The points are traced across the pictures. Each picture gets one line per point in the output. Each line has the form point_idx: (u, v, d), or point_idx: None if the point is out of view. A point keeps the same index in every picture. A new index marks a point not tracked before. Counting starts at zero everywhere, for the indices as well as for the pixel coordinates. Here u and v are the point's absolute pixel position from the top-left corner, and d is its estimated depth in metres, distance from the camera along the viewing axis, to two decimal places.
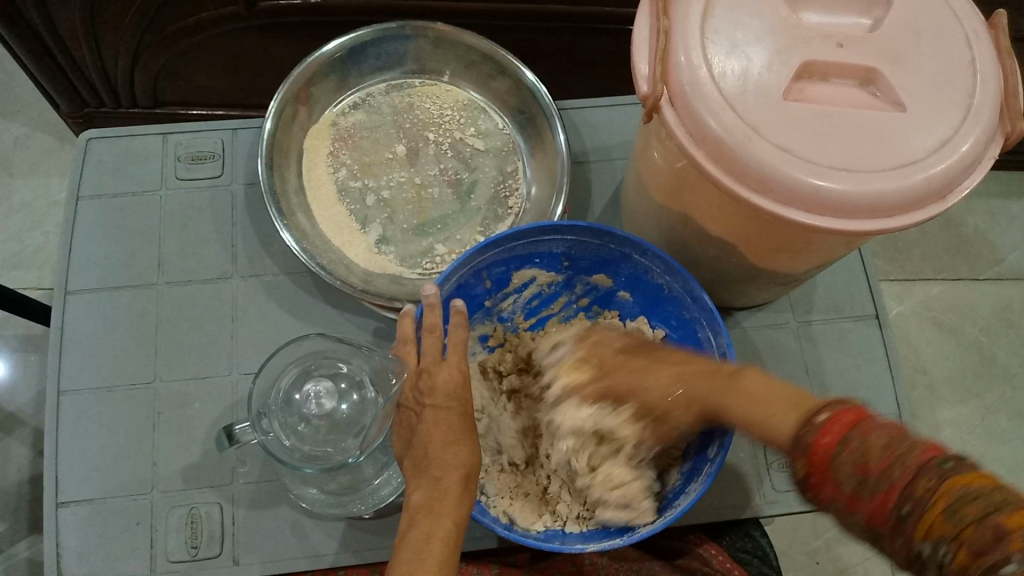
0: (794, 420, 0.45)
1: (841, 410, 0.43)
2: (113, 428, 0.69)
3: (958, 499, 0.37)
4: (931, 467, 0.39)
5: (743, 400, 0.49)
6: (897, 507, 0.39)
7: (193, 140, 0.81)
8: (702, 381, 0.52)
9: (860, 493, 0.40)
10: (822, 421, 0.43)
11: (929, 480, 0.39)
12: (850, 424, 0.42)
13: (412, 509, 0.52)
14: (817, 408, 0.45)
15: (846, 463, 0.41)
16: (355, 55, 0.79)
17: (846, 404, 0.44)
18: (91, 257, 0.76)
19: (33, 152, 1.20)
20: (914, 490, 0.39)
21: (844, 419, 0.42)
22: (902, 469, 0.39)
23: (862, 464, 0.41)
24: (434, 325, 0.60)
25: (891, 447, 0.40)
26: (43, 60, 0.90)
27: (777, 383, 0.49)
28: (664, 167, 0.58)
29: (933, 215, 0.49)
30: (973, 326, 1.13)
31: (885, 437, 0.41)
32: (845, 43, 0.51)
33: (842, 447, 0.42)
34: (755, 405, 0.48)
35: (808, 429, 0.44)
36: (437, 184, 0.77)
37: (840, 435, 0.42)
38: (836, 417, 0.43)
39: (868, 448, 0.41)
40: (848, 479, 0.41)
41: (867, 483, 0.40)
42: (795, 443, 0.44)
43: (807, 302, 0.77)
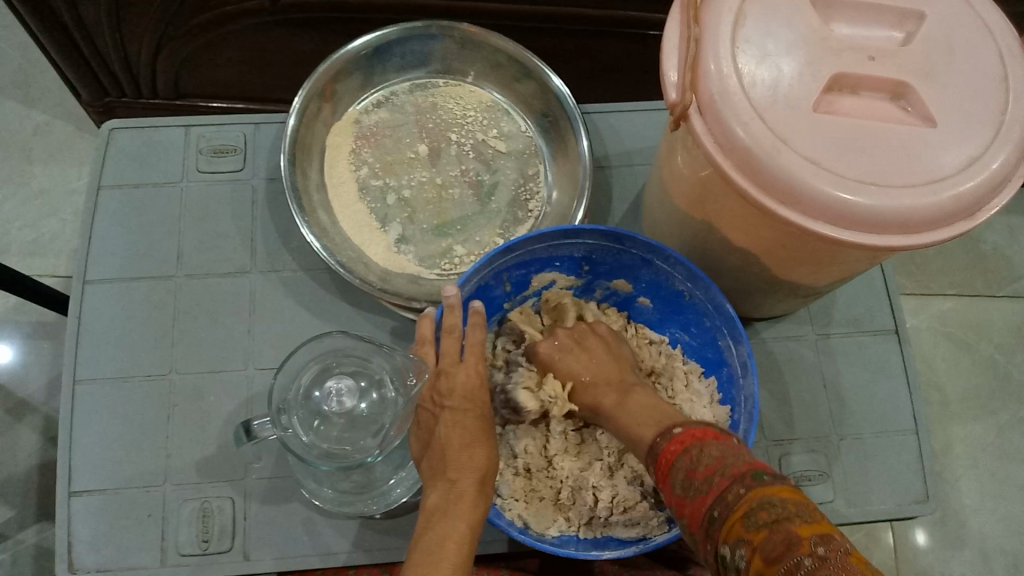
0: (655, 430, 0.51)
1: (696, 426, 0.48)
2: (127, 419, 0.69)
3: (757, 505, 0.40)
4: (747, 478, 0.42)
5: (625, 412, 0.56)
6: (710, 510, 0.43)
7: (216, 133, 0.81)
8: (604, 391, 0.60)
9: (687, 496, 0.45)
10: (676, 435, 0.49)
11: (740, 487, 0.42)
12: (697, 436, 0.47)
13: (427, 511, 0.52)
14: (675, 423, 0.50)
15: (682, 470, 0.46)
16: (381, 54, 0.79)
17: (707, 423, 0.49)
18: (111, 247, 0.76)
19: (53, 139, 1.21)
20: (726, 495, 0.42)
21: (694, 432, 0.48)
22: (723, 476, 0.43)
23: (693, 470, 0.45)
24: (453, 326, 0.60)
25: (721, 459, 0.44)
26: (67, 48, 0.91)
27: (658, 404, 0.56)
28: (688, 175, 0.58)
29: (962, 232, 0.49)
30: (989, 343, 1.12)
31: (719, 450, 0.45)
32: (876, 56, 0.51)
33: (681, 455, 0.47)
34: (629, 411, 0.56)
35: (663, 438, 0.49)
36: (458, 185, 0.77)
37: (686, 444, 0.47)
38: (687, 430, 0.48)
39: (701, 457, 0.45)
40: (680, 482, 0.45)
41: (692, 486, 0.44)
42: (649, 452, 0.50)
43: (826, 315, 0.77)
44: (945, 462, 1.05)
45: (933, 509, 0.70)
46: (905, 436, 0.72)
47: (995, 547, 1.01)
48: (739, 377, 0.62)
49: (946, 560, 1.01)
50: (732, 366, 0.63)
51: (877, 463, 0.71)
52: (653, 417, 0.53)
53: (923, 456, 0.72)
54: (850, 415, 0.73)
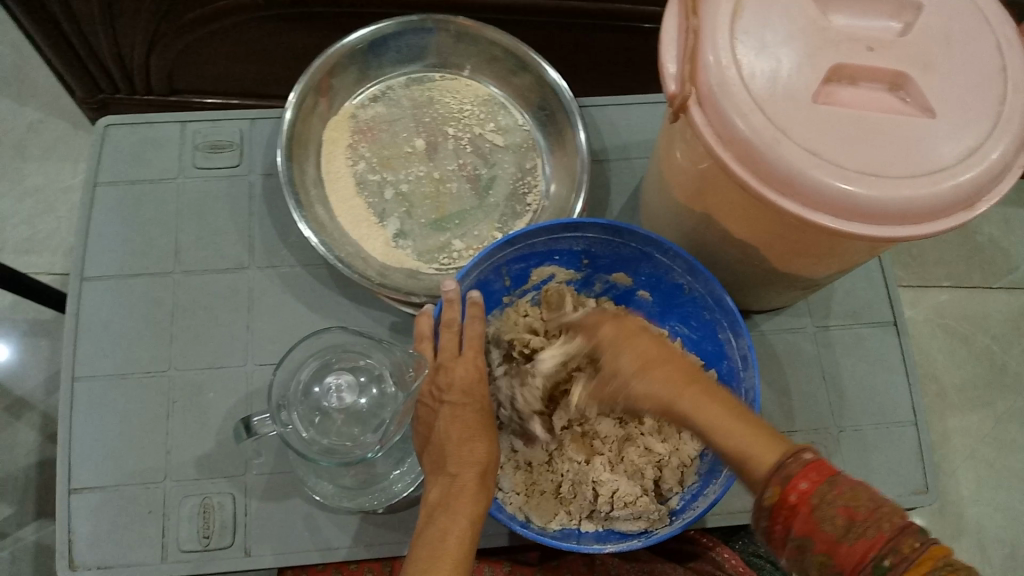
0: (770, 450, 0.46)
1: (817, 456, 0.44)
2: (126, 415, 0.69)
3: (946, 566, 0.39)
4: (913, 529, 0.40)
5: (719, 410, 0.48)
6: (879, 559, 0.40)
7: (211, 129, 0.81)
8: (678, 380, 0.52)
9: (842, 538, 0.41)
10: (806, 460, 0.44)
11: (915, 540, 0.40)
12: (830, 471, 0.43)
13: (430, 506, 0.52)
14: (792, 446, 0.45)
15: (833, 508, 0.42)
16: (377, 48, 0.79)
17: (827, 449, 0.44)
18: (108, 244, 0.75)
19: (47, 137, 1.20)
20: (900, 546, 0.40)
21: (824, 464, 0.43)
22: (888, 524, 0.41)
23: (851, 509, 0.41)
24: (451, 321, 0.60)
25: (875, 501, 0.42)
26: (60, 44, 0.90)
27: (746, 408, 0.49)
28: (688, 168, 0.58)
29: (960, 223, 0.49)
30: (985, 334, 1.12)
31: (868, 491, 0.42)
32: (875, 47, 0.51)
33: (827, 485, 0.42)
34: (720, 412, 0.48)
35: (793, 459, 0.44)
36: (456, 179, 0.77)
37: (826, 477, 0.43)
38: (817, 463, 0.43)
39: (855, 494, 0.42)
40: (831, 519, 0.41)
41: (854, 528, 0.41)
42: (775, 471, 0.44)
43: (825, 307, 0.77)
44: (942, 453, 1.05)
45: (932, 500, 0.70)
46: (904, 428, 0.73)
47: (993, 536, 1.02)
48: (739, 369, 0.62)
49: None
50: (732, 358, 0.63)
51: (877, 455, 0.72)
52: (761, 435, 0.47)
53: (922, 448, 0.72)
54: (850, 407, 0.73)
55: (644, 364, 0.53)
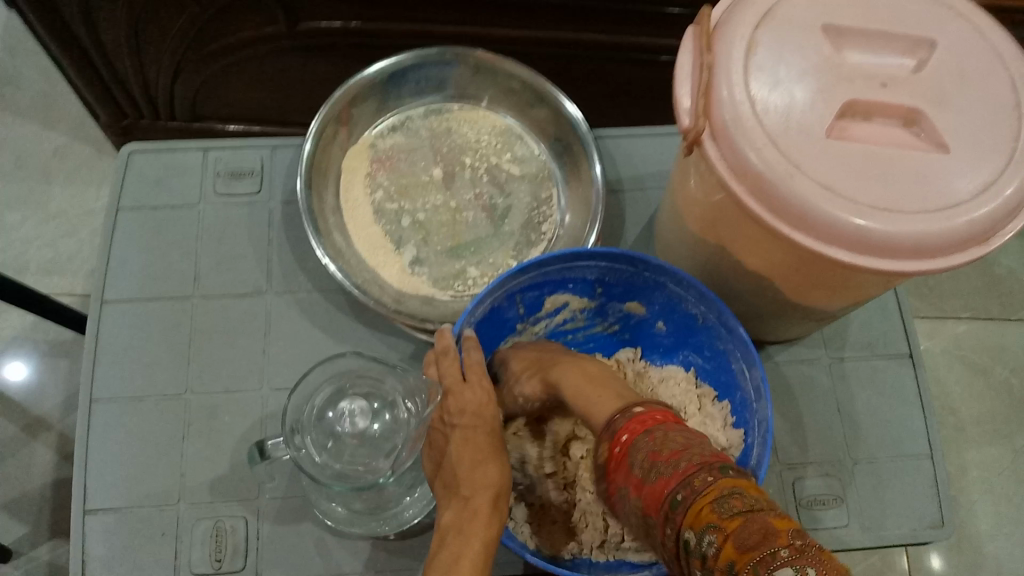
0: (610, 408, 0.51)
1: (654, 408, 0.48)
2: (142, 438, 0.70)
3: (728, 493, 0.39)
4: (712, 468, 0.41)
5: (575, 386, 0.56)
6: (674, 493, 0.41)
7: (233, 156, 0.82)
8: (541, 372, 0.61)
9: (647, 479, 0.43)
10: (638, 416, 0.48)
11: (709, 475, 0.40)
12: (658, 420, 0.46)
13: (443, 528, 0.52)
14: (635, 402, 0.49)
15: (644, 451, 0.44)
16: (396, 79, 0.80)
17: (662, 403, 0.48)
18: (129, 268, 0.77)
19: (72, 161, 1.23)
20: (693, 480, 0.41)
21: (655, 415, 0.47)
22: (689, 462, 0.42)
23: (656, 452, 0.44)
24: (447, 348, 0.61)
25: (687, 446, 0.43)
26: (88, 71, 0.92)
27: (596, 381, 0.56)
28: (702, 199, 0.59)
29: (976, 257, 0.49)
30: (1003, 366, 1.11)
31: (684, 437, 0.44)
32: (888, 84, 0.52)
33: (644, 436, 0.45)
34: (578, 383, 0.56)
35: (622, 416, 0.48)
36: (472, 208, 0.78)
37: (648, 427, 0.46)
38: (647, 411, 0.47)
39: (666, 441, 0.44)
40: (642, 465, 0.44)
41: (654, 468, 0.43)
42: (607, 428, 0.49)
43: (840, 339, 0.77)
44: (959, 486, 1.04)
45: (948, 534, 0.70)
46: (919, 461, 0.72)
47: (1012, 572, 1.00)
48: (752, 401, 0.62)
49: None
50: (744, 389, 0.64)
51: (891, 488, 0.71)
52: (598, 390, 0.54)
53: (937, 480, 0.72)
54: (864, 439, 0.73)
55: (535, 363, 0.62)
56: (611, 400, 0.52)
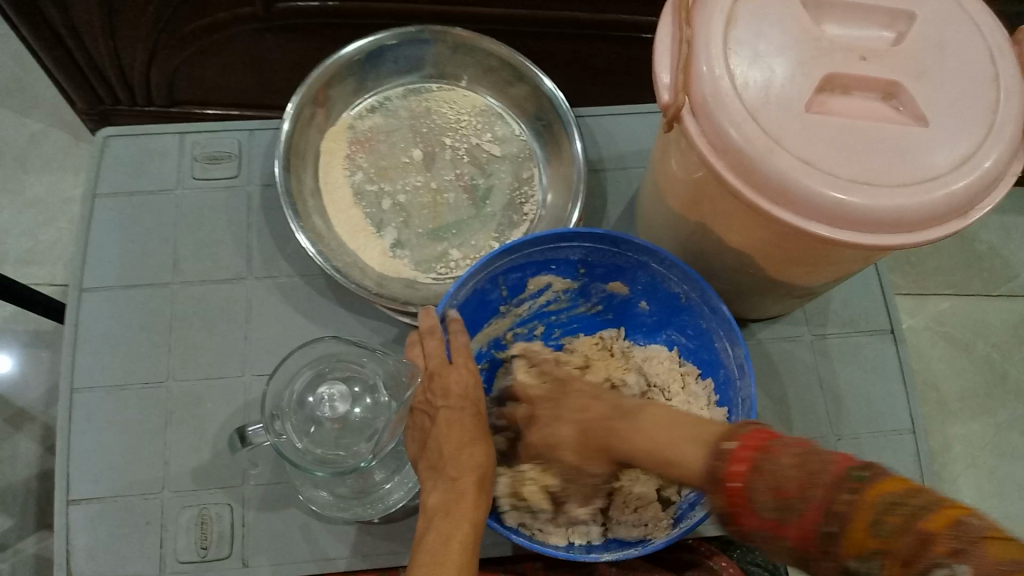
0: (695, 451, 0.44)
1: (749, 433, 0.42)
2: (124, 426, 0.69)
3: (879, 509, 0.36)
4: (848, 482, 0.38)
5: (643, 439, 0.48)
6: (823, 528, 0.37)
7: (211, 140, 0.81)
8: (600, 424, 0.52)
9: (784, 520, 0.39)
10: (732, 452, 0.42)
11: (848, 493, 0.37)
12: (758, 447, 0.41)
13: (429, 511, 0.52)
14: (722, 435, 0.43)
15: (763, 489, 0.39)
16: (374, 59, 0.79)
17: (753, 427, 0.43)
18: (107, 256, 0.76)
19: (49, 148, 1.21)
20: (835, 506, 0.37)
21: (751, 444, 0.41)
22: (820, 488, 0.38)
23: (780, 488, 0.39)
24: (433, 328, 0.61)
25: (805, 467, 0.39)
26: (61, 55, 0.91)
27: (672, 419, 0.48)
28: (682, 177, 0.58)
29: (954, 231, 0.49)
30: (986, 342, 1.12)
31: (795, 456, 0.40)
32: (868, 57, 0.51)
33: (754, 471, 0.40)
34: (657, 431, 0.47)
35: (720, 459, 0.42)
36: (453, 189, 0.77)
37: (751, 459, 0.41)
38: (744, 443, 0.41)
39: (781, 470, 0.39)
40: (768, 505, 0.39)
41: (787, 508, 0.38)
42: (708, 479, 0.42)
43: (822, 316, 0.77)
44: (943, 461, 1.04)
45: None
46: (901, 435, 0.73)
47: None
48: (735, 378, 0.62)
49: None
50: (728, 367, 0.64)
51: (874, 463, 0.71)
52: (678, 432, 0.46)
53: (920, 455, 0.72)
54: (847, 414, 0.73)
55: (586, 421, 0.53)
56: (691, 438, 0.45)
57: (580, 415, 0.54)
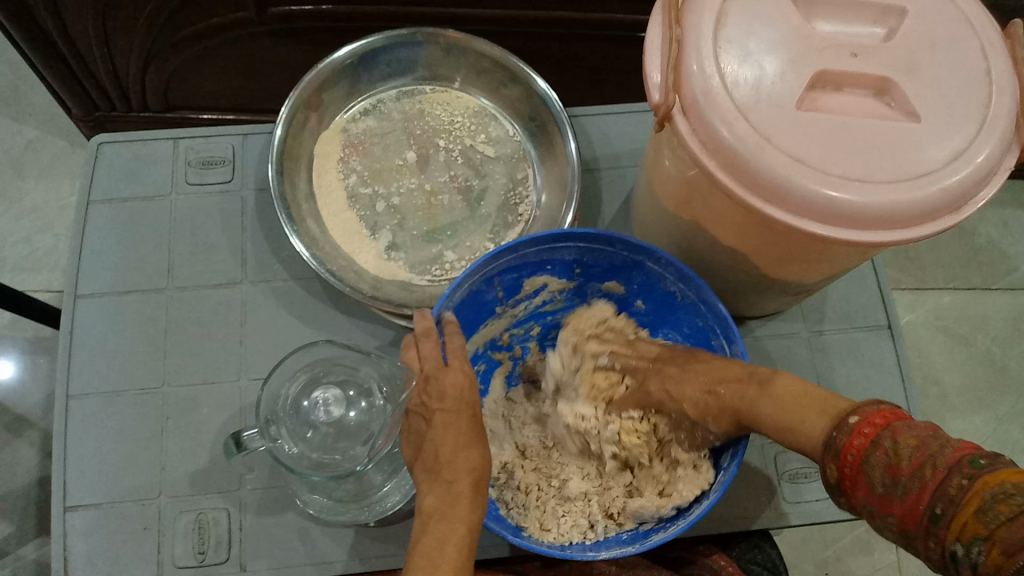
0: (821, 423, 0.47)
1: (876, 410, 0.44)
2: (120, 432, 0.69)
3: (990, 495, 0.37)
4: (964, 468, 0.39)
5: (776, 406, 0.50)
6: (930, 507, 0.39)
7: (204, 145, 0.81)
8: (733, 386, 0.54)
9: (893, 495, 0.41)
10: (855, 426, 0.44)
11: (962, 479, 0.38)
12: (881, 425, 0.43)
13: (425, 513, 0.51)
14: (845, 411, 0.46)
15: (878, 463, 0.42)
16: (367, 62, 0.79)
17: (880, 404, 0.45)
18: (102, 262, 0.76)
19: (45, 156, 1.21)
20: (946, 488, 0.39)
21: (875, 420, 0.43)
22: (934, 471, 0.40)
23: (893, 465, 0.41)
24: (429, 330, 0.60)
25: (923, 449, 0.41)
26: (55, 63, 0.91)
27: (807, 389, 0.50)
28: (675, 176, 0.58)
29: (949, 226, 0.48)
30: (985, 336, 1.12)
31: (916, 437, 0.42)
32: (858, 53, 0.51)
33: (873, 447, 0.42)
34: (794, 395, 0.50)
35: (840, 432, 0.45)
36: (448, 191, 0.77)
37: (872, 436, 0.43)
38: (867, 419, 0.44)
39: (899, 450, 0.41)
40: (880, 480, 0.42)
41: (897, 483, 0.41)
42: (826, 447, 0.45)
43: (819, 312, 0.77)
44: None
45: None
46: None
47: None
48: None
49: None
50: None
51: None
52: (809, 404, 0.49)
53: None
54: None
55: (717, 384, 0.56)
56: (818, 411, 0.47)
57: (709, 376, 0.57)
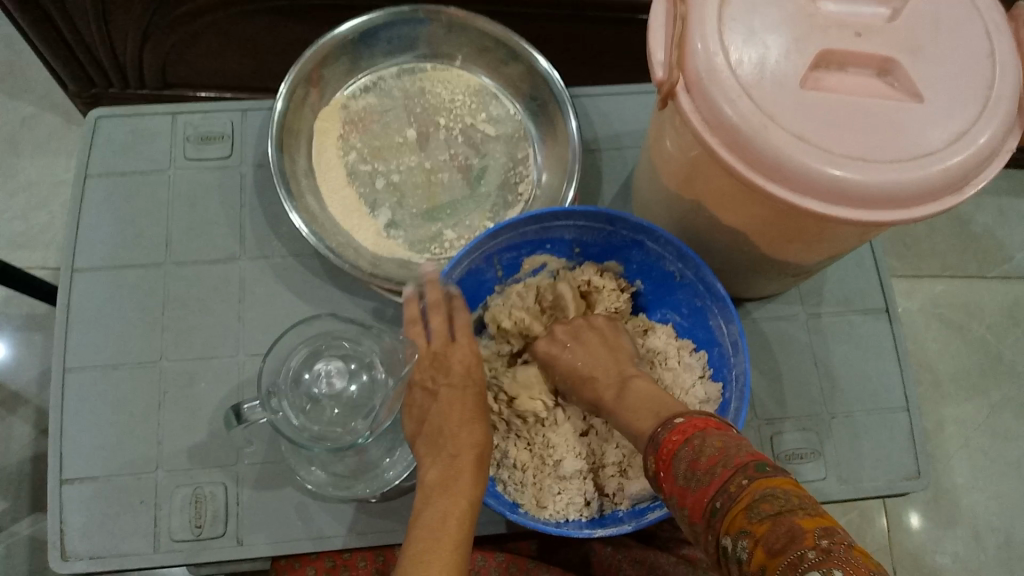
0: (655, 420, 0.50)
1: (698, 415, 0.46)
2: (117, 405, 0.69)
3: (761, 497, 0.38)
4: (748, 469, 0.40)
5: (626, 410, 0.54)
6: (712, 502, 0.41)
7: (202, 120, 0.81)
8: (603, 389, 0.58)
9: (689, 487, 0.43)
10: (677, 426, 0.46)
11: (743, 478, 0.40)
12: (698, 427, 0.45)
13: (427, 487, 0.51)
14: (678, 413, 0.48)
15: (684, 459, 0.44)
16: (368, 38, 0.78)
17: (704, 411, 0.46)
18: (99, 236, 0.75)
19: (39, 132, 1.20)
20: (729, 486, 0.40)
21: (696, 422, 0.45)
22: (724, 467, 0.41)
23: (694, 459, 0.43)
24: (439, 302, 0.61)
25: (724, 449, 0.42)
26: (52, 38, 0.90)
27: (656, 393, 0.54)
28: (677, 156, 0.58)
29: (950, 206, 0.49)
30: (979, 324, 1.12)
31: (721, 440, 0.43)
32: (863, 33, 0.51)
33: (683, 444, 0.44)
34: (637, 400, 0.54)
35: (664, 428, 0.47)
36: (448, 169, 0.77)
37: (687, 434, 0.45)
38: (689, 420, 0.46)
39: (702, 447, 0.43)
40: (682, 473, 0.43)
41: (694, 477, 0.42)
42: (650, 442, 0.47)
43: (817, 295, 0.77)
44: (936, 443, 1.05)
45: (924, 486, 0.70)
46: (895, 414, 0.73)
47: (988, 527, 1.02)
48: (730, 356, 0.62)
49: (938, 540, 1.01)
50: (723, 344, 0.64)
51: (868, 441, 0.72)
52: (655, 402, 0.53)
53: (914, 434, 0.72)
54: (842, 393, 0.73)
55: (590, 373, 0.60)
56: (656, 409, 0.51)
57: (584, 370, 0.61)
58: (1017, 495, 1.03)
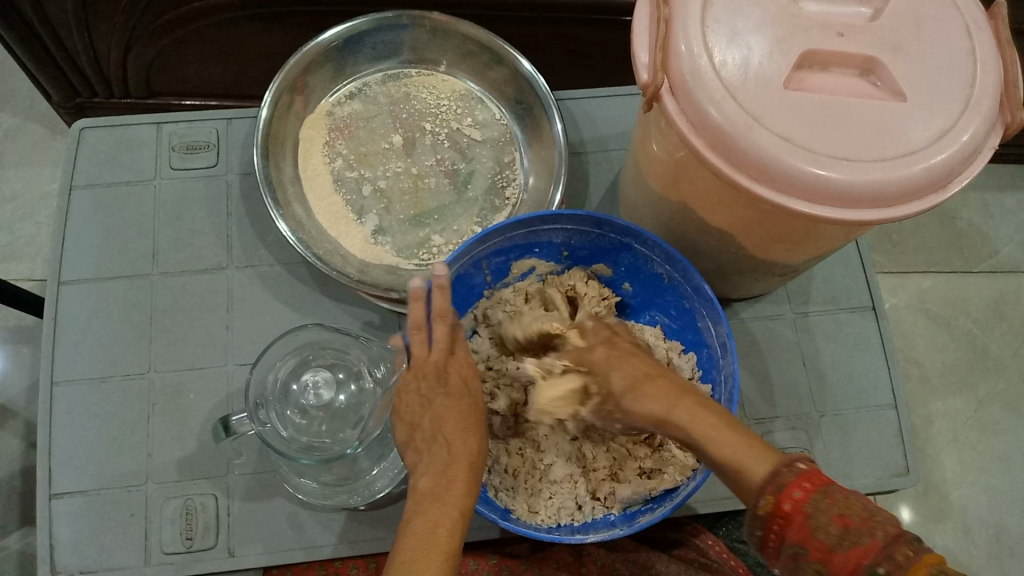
0: (766, 458, 0.45)
1: (815, 466, 0.44)
2: (106, 417, 0.69)
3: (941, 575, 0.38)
4: (908, 541, 0.40)
5: (717, 435, 0.47)
6: (873, 567, 0.40)
7: (187, 129, 0.80)
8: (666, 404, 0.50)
9: (835, 546, 0.41)
10: (800, 470, 0.44)
11: (909, 548, 0.39)
12: (827, 480, 0.43)
13: (419, 495, 0.51)
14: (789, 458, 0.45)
15: (825, 512, 0.42)
16: (352, 45, 0.78)
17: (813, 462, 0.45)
18: (85, 248, 0.75)
19: (23, 142, 1.19)
20: (891, 553, 0.40)
21: (820, 472, 0.44)
22: (882, 535, 0.40)
23: (844, 517, 0.41)
24: (444, 312, 0.58)
25: (872, 513, 0.42)
26: (34, 49, 0.90)
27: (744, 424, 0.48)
28: (664, 158, 0.58)
29: (935, 204, 0.49)
30: (966, 318, 1.13)
31: (860, 501, 0.42)
32: (845, 33, 0.51)
33: (821, 493, 0.42)
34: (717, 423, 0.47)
35: (788, 468, 0.44)
36: (434, 174, 0.77)
37: (821, 484, 0.43)
38: (812, 471, 0.44)
39: (848, 504, 0.42)
40: (826, 527, 0.41)
41: (846, 536, 0.41)
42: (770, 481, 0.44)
43: (804, 293, 0.78)
44: (926, 438, 1.06)
45: (913, 482, 0.71)
46: (884, 411, 0.73)
47: (979, 521, 1.02)
48: (719, 357, 0.63)
49: (930, 534, 1.02)
50: (711, 346, 0.64)
51: (857, 438, 0.72)
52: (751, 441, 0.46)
53: (902, 431, 0.72)
54: (831, 391, 0.74)
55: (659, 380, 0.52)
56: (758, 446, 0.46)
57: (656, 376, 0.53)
58: (1008, 489, 1.04)
